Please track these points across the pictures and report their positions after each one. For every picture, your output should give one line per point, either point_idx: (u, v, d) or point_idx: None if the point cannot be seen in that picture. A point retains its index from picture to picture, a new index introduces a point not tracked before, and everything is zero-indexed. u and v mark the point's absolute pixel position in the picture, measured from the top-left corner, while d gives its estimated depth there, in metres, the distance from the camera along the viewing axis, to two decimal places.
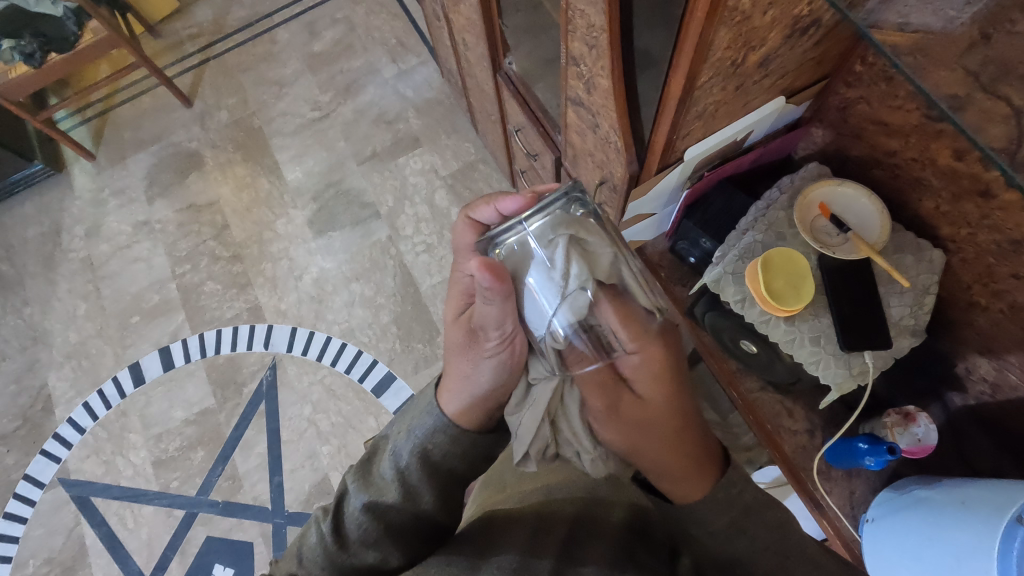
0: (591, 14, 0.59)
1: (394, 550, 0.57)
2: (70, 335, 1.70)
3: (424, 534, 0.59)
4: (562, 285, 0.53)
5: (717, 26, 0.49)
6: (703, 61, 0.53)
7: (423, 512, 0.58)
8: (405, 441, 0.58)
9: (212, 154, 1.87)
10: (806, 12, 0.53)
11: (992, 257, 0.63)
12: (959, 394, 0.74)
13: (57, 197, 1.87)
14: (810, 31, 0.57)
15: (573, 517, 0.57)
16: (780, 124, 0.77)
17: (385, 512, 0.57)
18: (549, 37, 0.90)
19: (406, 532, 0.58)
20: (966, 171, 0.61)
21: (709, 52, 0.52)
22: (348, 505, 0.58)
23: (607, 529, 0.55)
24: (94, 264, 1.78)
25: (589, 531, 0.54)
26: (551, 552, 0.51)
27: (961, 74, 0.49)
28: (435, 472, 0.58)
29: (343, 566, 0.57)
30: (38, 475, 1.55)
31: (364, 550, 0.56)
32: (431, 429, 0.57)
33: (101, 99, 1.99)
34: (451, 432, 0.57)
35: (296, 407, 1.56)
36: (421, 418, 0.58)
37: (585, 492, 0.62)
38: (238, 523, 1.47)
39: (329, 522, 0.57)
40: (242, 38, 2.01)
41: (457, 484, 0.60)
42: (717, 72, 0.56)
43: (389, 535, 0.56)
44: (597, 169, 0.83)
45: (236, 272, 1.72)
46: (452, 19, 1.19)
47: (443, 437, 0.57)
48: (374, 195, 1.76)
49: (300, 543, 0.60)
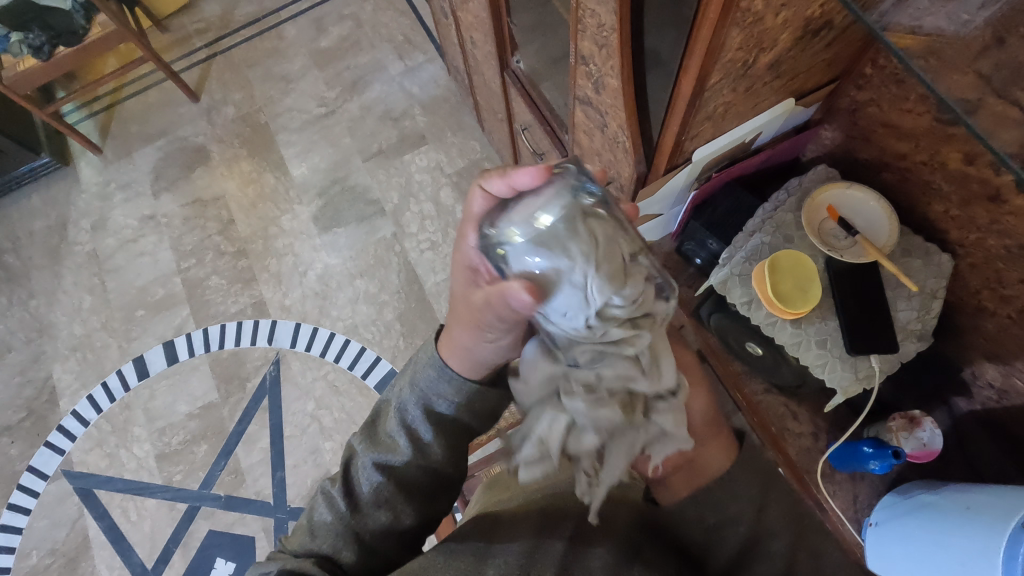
0: (602, 14, 0.59)
1: (406, 512, 0.58)
2: (76, 328, 1.71)
3: (432, 486, 0.60)
4: (580, 290, 0.45)
5: (728, 27, 0.49)
6: (713, 63, 0.53)
7: (433, 465, 0.59)
8: (410, 396, 0.58)
9: (218, 149, 1.88)
10: (818, 14, 0.53)
11: (1000, 262, 0.62)
12: (964, 400, 0.74)
13: (64, 190, 1.88)
14: (822, 32, 0.57)
15: (581, 513, 0.57)
16: (789, 126, 0.76)
17: (398, 473, 0.58)
18: (557, 35, 0.90)
19: (416, 486, 0.59)
20: (976, 175, 0.60)
21: (721, 53, 0.52)
22: (361, 467, 0.58)
23: (616, 526, 0.55)
24: (99, 257, 1.79)
25: (598, 529, 0.55)
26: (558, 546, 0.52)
27: (973, 77, 0.49)
28: (444, 434, 0.58)
29: (357, 529, 0.57)
30: (43, 466, 1.56)
31: (376, 509, 0.57)
32: (436, 382, 0.57)
33: (107, 93, 2.00)
34: (458, 383, 0.57)
35: (299, 402, 1.57)
36: (426, 371, 0.58)
37: None
38: (240, 517, 1.48)
39: (341, 484, 0.58)
40: (249, 34, 2.01)
41: (465, 437, 0.61)
42: (728, 73, 0.56)
43: (401, 492, 0.58)
44: (604, 169, 0.83)
45: (241, 267, 1.73)
46: (460, 17, 1.19)
47: (450, 388, 0.57)
48: (378, 191, 1.76)
49: (309, 516, 0.59)
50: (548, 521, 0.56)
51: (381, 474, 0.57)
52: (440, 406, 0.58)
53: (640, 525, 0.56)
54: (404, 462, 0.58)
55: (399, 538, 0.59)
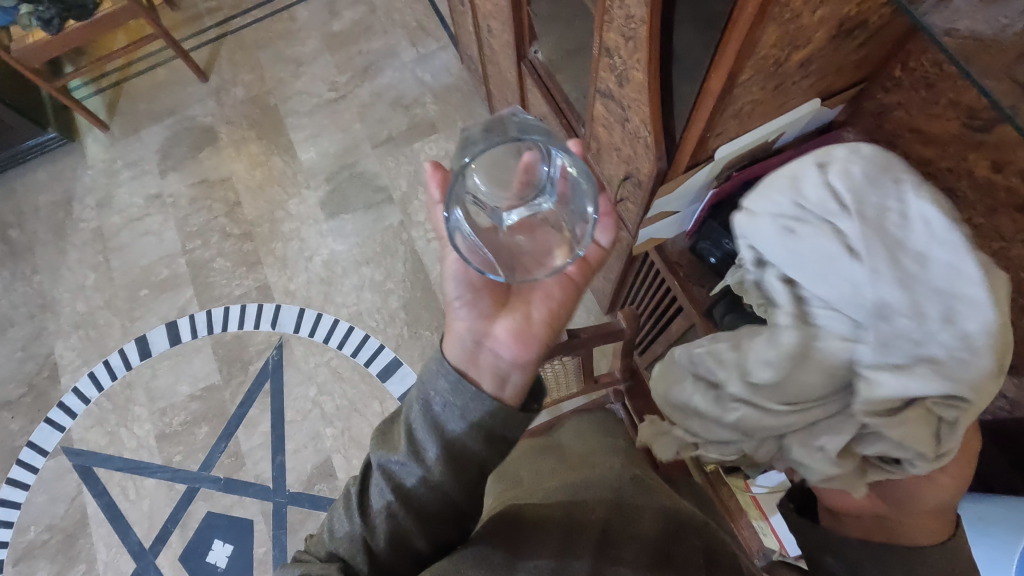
0: (631, 5, 0.58)
1: (412, 527, 0.56)
2: (79, 305, 1.70)
3: (441, 508, 0.57)
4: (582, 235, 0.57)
5: (764, 23, 0.48)
6: (745, 59, 0.52)
7: (437, 484, 0.55)
8: (415, 402, 0.56)
9: (226, 131, 1.86)
10: (854, 13, 0.52)
11: (1023, 273, 0.62)
12: (976, 410, 0.75)
13: (70, 166, 1.87)
14: (856, 32, 0.56)
15: (603, 517, 0.57)
16: (811, 127, 0.75)
17: (408, 492, 0.56)
18: (579, 26, 0.89)
19: (422, 503, 0.56)
20: (1004, 184, 0.59)
21: (754, 49, 0.51)
22: (372, 481, 0.57)
23: (641, 531, 0.56)
24: (104, 235, 1.78)
25: (622, 533, 0.55)
26: (589, 550, 0.52)
27: (1011, 81, 0.48)
28: (457, 456, 0.55)
29: (367, 540, 0.56)
30: (43, 442, 1.56)
31: (380, 519, 0.56)
32: (436, 384, 0.55)
33: (116, 69, 1.98)
34: (456, 383, 0.55)
35: (301, 387, 1.57)
36: (433, 373, 0.56)
37: (614, 492, 0.62)
38: (239, 500, 1.48)
39: (354, 495, 0.57)
40: (262, 14, 1.99)
41: (475, 462, 0.56)
42: (759, 71, 0.55)
43: (406, 507, 0.56)
44: (621, 164, 0.82)
45: (246, 250, 1.72)
46: (478, 5, 1.17)
47: (451, 393, 0.55)
48: (387, 179, 1.75)
49: (329, 522, 0.59)
50: (576, 521, 0.56)
51: (392, 490, 0.56)
52: (450, 424, 0.55)
53: (664, 531, 0.56)
54: (413, 481, 0.55)
55: (416, 554, 0.58)
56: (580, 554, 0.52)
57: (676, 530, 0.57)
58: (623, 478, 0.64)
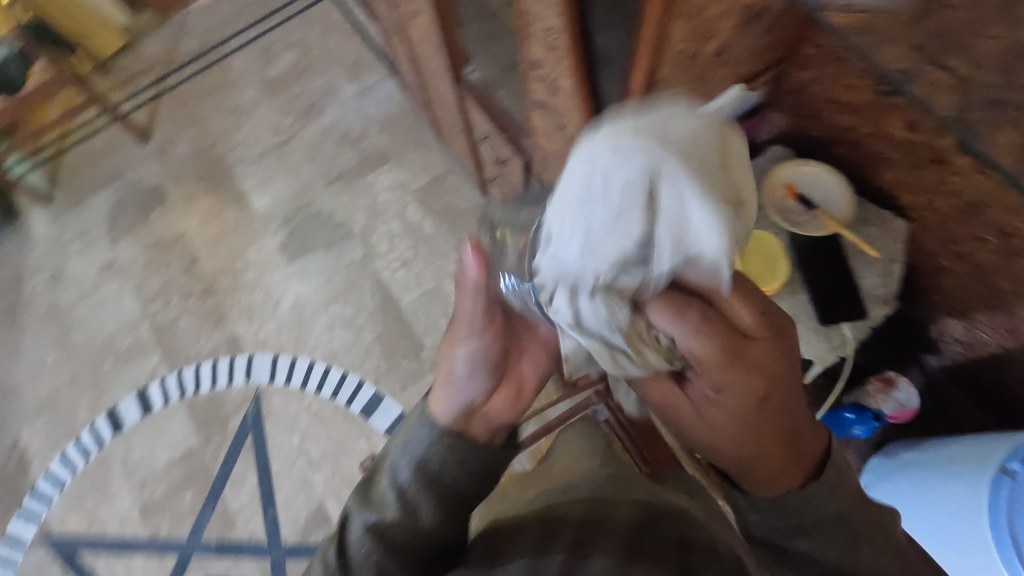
0: (548, 18, 0.59)
1: None
2: (41, 386, 1.64)
3: (429, 554, 0.56)
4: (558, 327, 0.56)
5: (672, 19, 0.50)
6: (661, 55, 0.54)
7: (424, 528, 0.56)
8: (398, 457, 0.57)
9: (175, 189, 1.84)
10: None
11: (953, 221, 0.65)
12: (934, 356, 0.79)
13: (15, 245, 1.81)
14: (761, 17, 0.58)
15: (578, 517, 0.55)
16: (740, 112, 0.77)
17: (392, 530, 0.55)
18: (508, 43, 0.91)
19: (408, 551, 0.55)
20: (921, 140, 0.62)
21: (667, 45, 0.53)
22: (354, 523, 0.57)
23: (616, 521, 0.53)
24: (60, 310, 1.72)
25: (596, 524, 0.53)
26: (560, 546, 0.50)
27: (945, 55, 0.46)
28: (437, 486, 0.57)
29: None
30: (19, 535, 1.49)
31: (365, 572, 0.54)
32: (425, 442, 0.57)
33: (53, 142, 1.94)
34: (442, 439, 0.57)
35: (284, 436, 1.53)
36: (415, 430, 0.59)
37: (591, 494, 0.60)
38: (235, 561, 1.43)
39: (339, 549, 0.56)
40: (196, 69, 1.98)
41: (462, 504, 0.58)
42: (677, 64, 0.57)
43: (391, 556, 0.55)
44: (567, 170, 0.84)
45: (210, 305, 1.69)
46: (409, 34, 1.19)
47: (438, 446, 0.57)
48: (344, 214, 1.74)
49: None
50: (550, 527, 0.54)
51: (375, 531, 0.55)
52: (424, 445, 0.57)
53: (638, 519, 0.54)
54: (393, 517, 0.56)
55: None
56: (550, 553, 0.49)
57: (649, 518, 0.54)
58: (599, 478, 0.63)
